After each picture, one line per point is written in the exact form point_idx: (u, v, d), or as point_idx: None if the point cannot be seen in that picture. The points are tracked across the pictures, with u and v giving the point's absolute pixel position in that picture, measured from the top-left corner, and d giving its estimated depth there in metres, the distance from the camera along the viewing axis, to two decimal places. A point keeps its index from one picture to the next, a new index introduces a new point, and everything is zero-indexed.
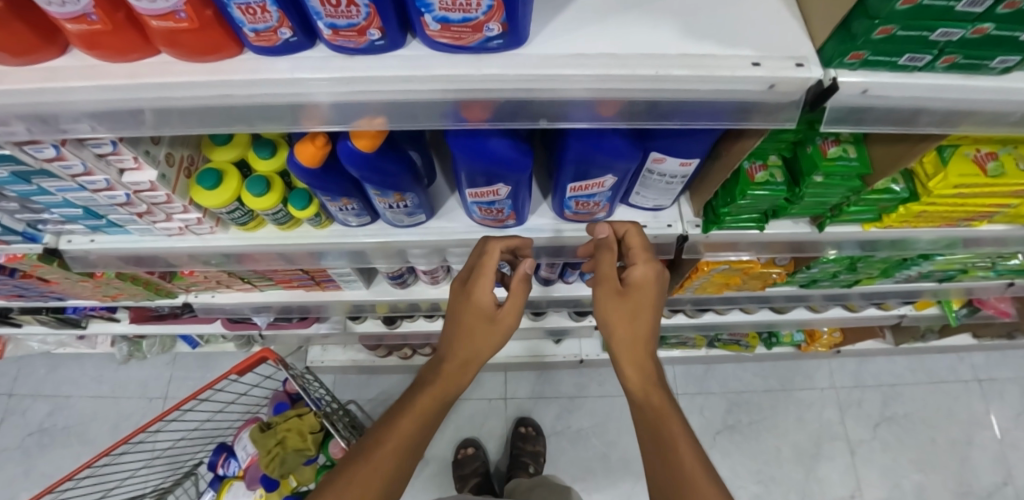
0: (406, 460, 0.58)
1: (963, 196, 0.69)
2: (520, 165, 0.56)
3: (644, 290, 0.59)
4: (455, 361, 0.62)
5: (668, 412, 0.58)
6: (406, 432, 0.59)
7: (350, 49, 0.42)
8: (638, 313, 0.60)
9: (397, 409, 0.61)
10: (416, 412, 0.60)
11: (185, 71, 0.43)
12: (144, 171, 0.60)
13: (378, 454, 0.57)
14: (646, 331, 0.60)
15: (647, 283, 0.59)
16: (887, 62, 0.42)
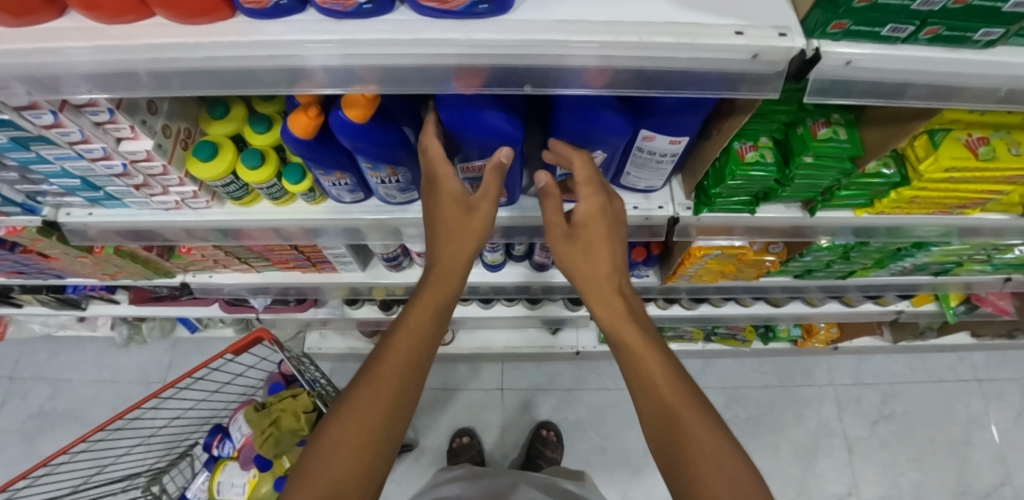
0: (398, 410, 0.53)
1: (954, 181, 0.69)
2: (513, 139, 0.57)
3: (595, 223, 0.59)
4: (436, 290, 0.59)
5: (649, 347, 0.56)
6: (390, 378, 0.53)
7: (338, 12, 0.42)
8: (596, 251, 0.60)
9: (377, 353, 0.56)
10: (404, 356, 0.55)
11: (180, 33, 0.44)
12: (140, 141, 0.61)
13: (363, 405, 0.51)
14: (606, 267, 0.60)
15: (595, 218, 0.59)
16: (870, 32, 0.43)
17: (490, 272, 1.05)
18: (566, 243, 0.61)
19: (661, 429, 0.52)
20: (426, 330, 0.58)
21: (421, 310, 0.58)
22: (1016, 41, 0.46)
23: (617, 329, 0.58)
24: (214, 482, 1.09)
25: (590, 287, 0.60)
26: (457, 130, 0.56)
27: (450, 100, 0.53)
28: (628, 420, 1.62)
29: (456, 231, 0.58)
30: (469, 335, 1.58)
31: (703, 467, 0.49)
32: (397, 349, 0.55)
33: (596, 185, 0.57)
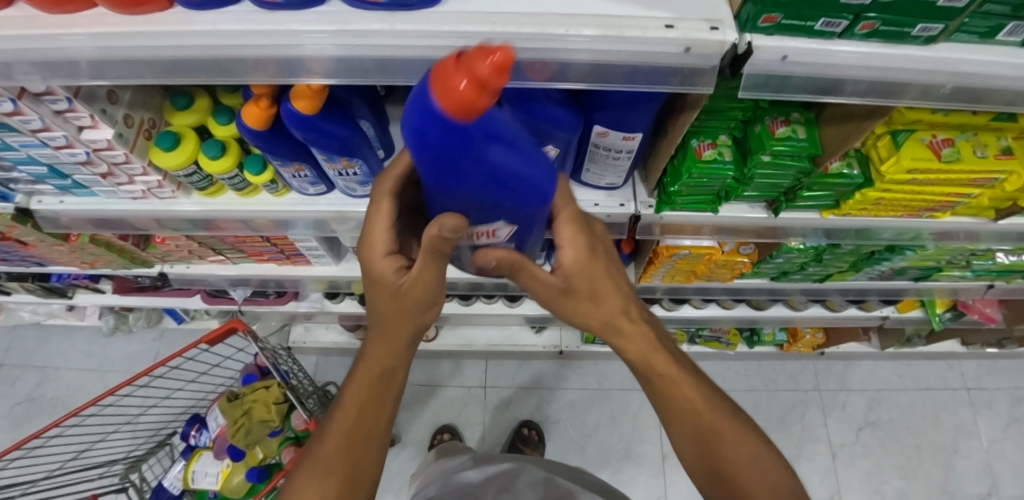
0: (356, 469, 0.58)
1: (919, 183, 0.68)
2: (529, 183, 0.42)
3: (577, 275, 0.53)
4: (378, 367, 0.58)
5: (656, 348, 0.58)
6: (333, 469, 0.57)
7: (269, 4, 0.43)
8: (573, 302, 0.56)
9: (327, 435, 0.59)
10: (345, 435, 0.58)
11: (119, 22, 0.44)
12: (101, 130, 0.62)
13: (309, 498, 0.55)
14: (613, 297, 0.55)
15: (580, 270, 0.53)
16: (802, 27, 0.42)
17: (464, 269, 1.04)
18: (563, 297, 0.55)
19: (676, 415, 0.59)
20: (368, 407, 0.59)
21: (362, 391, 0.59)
22: (959, 38, 0.46)
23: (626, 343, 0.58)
24: (189, 471, 1.11)
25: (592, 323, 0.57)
26: (452, 162, 0.37)
27: (433, 103, 0.32)
28: (611, 420, 1.62)
29: (397, 320, 0.55)
30: (452, 332, 1.58)
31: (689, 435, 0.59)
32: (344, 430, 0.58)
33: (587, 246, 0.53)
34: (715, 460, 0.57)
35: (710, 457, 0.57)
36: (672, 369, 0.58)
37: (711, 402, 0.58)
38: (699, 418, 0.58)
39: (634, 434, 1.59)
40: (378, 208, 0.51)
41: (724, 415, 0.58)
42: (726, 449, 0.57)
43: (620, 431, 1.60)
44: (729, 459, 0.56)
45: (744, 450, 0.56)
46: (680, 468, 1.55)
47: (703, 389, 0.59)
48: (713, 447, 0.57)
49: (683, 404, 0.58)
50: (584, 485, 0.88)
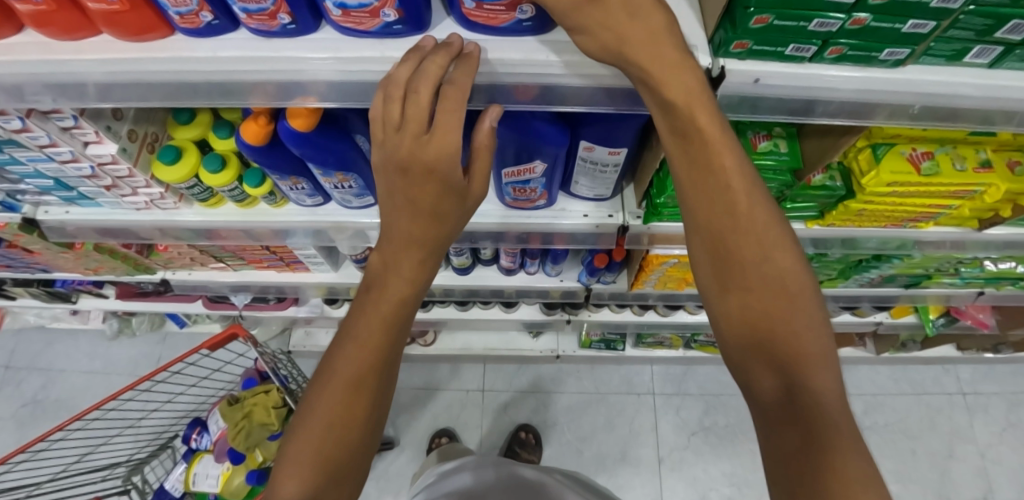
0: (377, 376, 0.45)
1: (899, 195, 0.70)
2: None
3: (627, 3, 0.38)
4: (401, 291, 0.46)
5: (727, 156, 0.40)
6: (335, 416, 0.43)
7: (266, 32, 0.45)
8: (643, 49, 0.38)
9: (329, 369, 0.45)
10: (355, 368, 0.44)
11: (124, 49, 0.46)
12: (106, 145, 0.65)
13: (305, 453, 0.42)
14: (673, 71, 0.39)
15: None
16: (772, 51, 0.45)
17: (460, 275, 1.06)
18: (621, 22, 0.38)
19: (736, 265, 0.40)
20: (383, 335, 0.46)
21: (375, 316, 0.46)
22: (927, 60, 0.48)
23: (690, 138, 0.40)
24: (190, 473, 1.14)
25: (654, 80, 0.39)
26: None
27: None
28: (608, 424, 1.63)
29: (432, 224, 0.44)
30: (450, 336, 1.60)
31: (755, 301, 0.40)
32: (353, 362, 0.45)
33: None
34: (766, 339, 0.39)
35: (761, 329, 0.39)
36: (735, 199, 0.40)
37: (776, 241, 0.40)
38: (760, 280, 0.39)
39: (630, 438, 1.61)
40: (393, 97, 0.40)
41: (792, 274, 0.40)
42: (785, 318, 0.38)
43: (616, 434, 1.62)
44: (788, 336, 0.38)
45: (811, 329, 0.38)
46: (675, 471, 1.57)
47: (783, 238, 0.40)
48: (794, 332, 0.38)
49: (751, 249, 0.40)
50: (579, 488, 0.89)
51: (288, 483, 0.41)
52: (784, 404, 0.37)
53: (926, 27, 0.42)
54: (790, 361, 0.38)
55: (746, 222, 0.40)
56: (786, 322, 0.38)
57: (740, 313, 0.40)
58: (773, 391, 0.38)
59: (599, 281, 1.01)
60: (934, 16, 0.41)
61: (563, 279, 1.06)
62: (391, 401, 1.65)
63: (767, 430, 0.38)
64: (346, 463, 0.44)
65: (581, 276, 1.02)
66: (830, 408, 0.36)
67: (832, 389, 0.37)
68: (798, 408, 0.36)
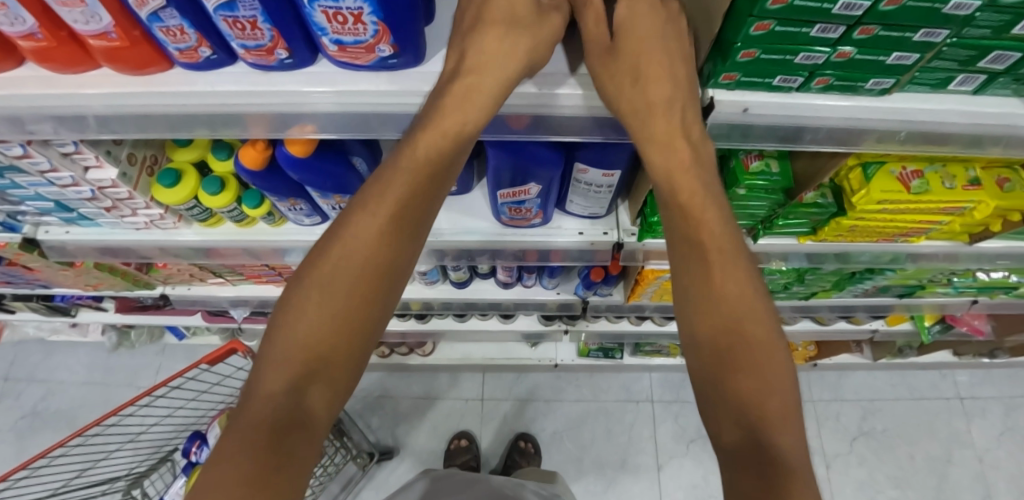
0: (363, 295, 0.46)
1: (890, 212, 0.71)
2: None
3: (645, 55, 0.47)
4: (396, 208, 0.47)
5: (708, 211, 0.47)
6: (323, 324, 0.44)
7: (264, 66, 0.46)
8: (653, 100, 0.47)
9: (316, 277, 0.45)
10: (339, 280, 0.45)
11: (126, 83, 0.47)
12: (106, 169, 0.65)
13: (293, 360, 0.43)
14: (659, 123, 0.47)
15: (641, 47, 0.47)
16: (761, 82, 0.45)
17: (458, 289, 1.07)
18: (634, 90, 0.46)
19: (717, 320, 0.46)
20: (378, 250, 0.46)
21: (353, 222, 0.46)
22: (912, 88, 0.50)
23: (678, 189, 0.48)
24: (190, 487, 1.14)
25: (646, 132, 0.47)
26: None
27: None
28: (607, 432, 1.64)
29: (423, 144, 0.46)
30: (449, 346, 1.61)
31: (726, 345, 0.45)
32: (340, 276, 0.45)
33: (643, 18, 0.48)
34: (733, 390, 0.44)
35: (733, 379, 0.44)
36: (714, 248, 0.46)
37: (757, 305, 0.45)
38: (728, 328, 0.45)
39: (629, 445, 1.61)
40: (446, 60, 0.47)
41: (767, 331, 0.44)
42: (756, 372, 0.43)
43: (615, 442, 1.62)
44: (755, 389, 0.43)
45: (777, 382, 0.43)
46: (675, 479, 1.57)
47: (764, 303, 0.46)
48: (758, 380, 0.43)
49: (733, 308, 0.45)
50: None
51: (273, 379, 0.43)
52: (748, 449, 0.42)
53: (910, 59, 0.43)
54: (756, 414, 0.42)
55: (722, 272, 0.46)
56: (751, 367, 0.43)
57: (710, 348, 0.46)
58: (736, 441, 0.43)
59: (595, 294, 1.01)
60: (917, 48, 0.42)
61: (559, 291, 1.07)
62: (390, 411, 1.66)
63: (731, 476, 0.42)
64: (331, 369, 0.44)
65: (577, 288, 1.03)
66: (790, 459, 0.40)
67: (793, 444, 0.41)
68: (762, 459, 0.40)
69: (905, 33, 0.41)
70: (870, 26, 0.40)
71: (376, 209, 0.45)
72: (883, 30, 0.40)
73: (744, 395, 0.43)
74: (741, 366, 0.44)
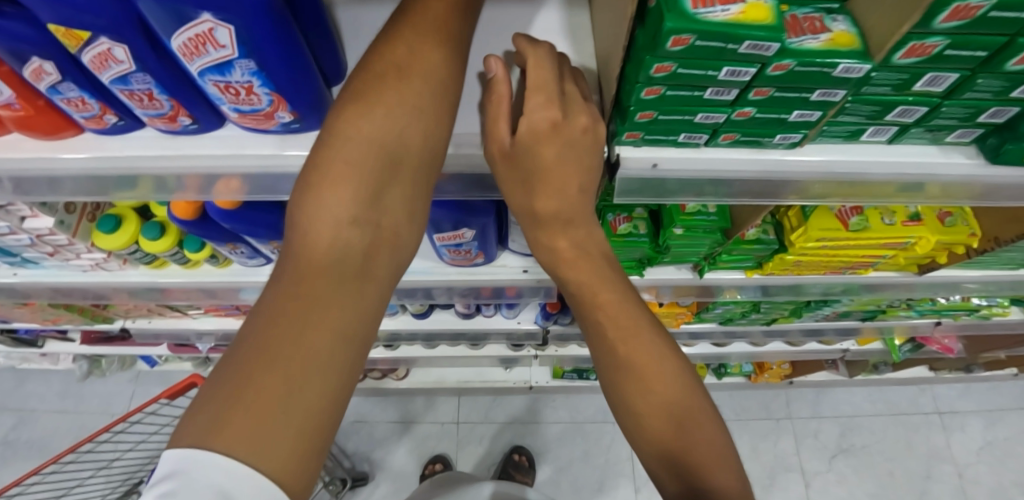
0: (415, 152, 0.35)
1: (831, 248, 0.71)
2: None
3: (550, 150, 0.40)
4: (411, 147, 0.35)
5: (604, 294, 0.49)
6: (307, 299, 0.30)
7: (172, 131, 0.47)
8: (552, 199, 0.44)
9: (295, 238, 0.33)
10: (337, 237, 0.32)
11: (36, 147, 0.47)
12: (42, 219, 0.65)
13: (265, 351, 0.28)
14: (560, 199, 0.44)
15: (544, 139, 0.40)
16: (666, 139, 0.45)
17: (419, 319, 1.07)
18: (524, 195, 0.44)
19: (639, 387, 0.48)
20: (412, 140, 0.35)
21: (343, 161, 0.33)
22: (826, 139, 0.49)
23: (571, 280, 0.49)
24: None
25: (539, 220, 0.46)
26: None
27: None
28: (584, 453, 1.63)
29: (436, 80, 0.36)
30: (424, 370, 1.60)
31: (649, 409, 0.47)
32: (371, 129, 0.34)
33: (549, 94, 0.39)
34: (669, 454, 0.46)
35: (669, 441, 0.46)
36: (614, 327, 0.49)
37: (670, 365, 0.48)
38: (648, 393, 0.47)
39: (607, 467, 1.60)
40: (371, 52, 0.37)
41: (687, 390, 0.48)
42: (687, 429, 0.46)
43: (593, 464, 1.61)
44: (688, 447, 0.45)
45: (706, 439, 0.45)
46: None
47: (676, 360, 0.49)
48: (683, 436, 0.46)
49: (650, 374, 0.48)
50: None
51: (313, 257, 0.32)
52: None
53: (813, 116, 0.43)
54: (693, 473, 0.44)
55: (628, 347, 0.48)
56: (684, 425, 0.46)
57: (633, 418, 0.48)
58: None
59: (555, 324, 1.01)
60: (818, 107, 0.42)
61: (521, 321, 1.07)
62: (366, 435, 1.65)
63: None
64: (378, 241, 0.34)
65: (537, 318, 1.03)
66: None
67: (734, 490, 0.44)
68: None
69: (802, 94, 0.40)
70: (763, 87, 0.39)
71: (402, 61, 0.35)
72: (778, 91, 0.40)
73: (682, 455, 0.45)
74: (673, 427, 0.46)
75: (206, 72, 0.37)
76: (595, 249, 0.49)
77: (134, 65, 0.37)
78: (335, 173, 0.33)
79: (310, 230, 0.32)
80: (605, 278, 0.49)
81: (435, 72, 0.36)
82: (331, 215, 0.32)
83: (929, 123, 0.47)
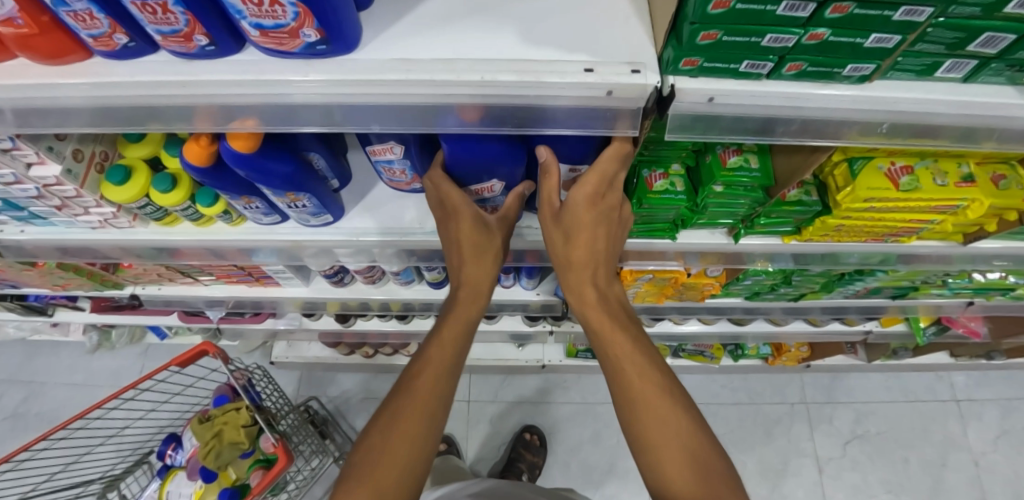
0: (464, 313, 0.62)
1: (877, 211, 0.67)
2: None
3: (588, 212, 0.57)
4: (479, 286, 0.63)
5: (620, 337, 0.58)
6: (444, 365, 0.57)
7: (185, 54, 0.43)
8: (580, 255, 0.60)
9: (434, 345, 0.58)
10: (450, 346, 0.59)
11: (42, 73, 0.44)
12: (49, 166, 0.62)
13: (421, 409, 0.52)
14: None
15: (585, 213, 0.57)
16: (725, 68, 0.41)
17: (434, 290, 1.04)
18: None
19: (649, 412, 0.53)
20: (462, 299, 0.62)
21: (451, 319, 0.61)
22: (896, 75, 0.45)
23: (590, 319, 0.61)
24: (162, 491, 1.12)
25: None
26: None
27: None
28: (595, 434, 1.61)
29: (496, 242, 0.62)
30: None
31: (668, 438, 0.51)
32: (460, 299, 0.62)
33: (602, 177, 0.55)
34: (687, 468, 0.49)
35: (686, 457, 0.50)
36: (631, 365, 0.56)
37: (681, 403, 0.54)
38: (668, 433, 0.51)
39: (618, 448, 1.58)
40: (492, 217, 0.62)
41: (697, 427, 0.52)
42: (699, 451, 0.50)
43: (604, 446, 1.59)
44: (701, 466, 0.49)
45: (717, 466, 0.50)
46: None
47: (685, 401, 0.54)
48: (708, 476, 0.48)
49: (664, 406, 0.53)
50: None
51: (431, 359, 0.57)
52: None
53: (891, 42, 0.39)
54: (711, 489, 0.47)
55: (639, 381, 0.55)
56: (697, 454, 0.50)
57: (653, 454, 0.51)
58: None
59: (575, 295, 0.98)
60: (899, 29, 0.38)
61: (539, 293, 1.04)
62: None
63: None
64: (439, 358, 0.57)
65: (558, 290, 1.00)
66: None
67: None
68: None
69: (885, 12, 0.36)
70: (843, 3, 0.35)
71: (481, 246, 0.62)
72: (858, 8, 0.36)
73: (697, 470, 0.49)
74: (686, 445, 0.51)
75: None
76: (612, 301, 0.62)
77: None
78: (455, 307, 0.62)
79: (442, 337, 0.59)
80: (614, 317, 0.60)
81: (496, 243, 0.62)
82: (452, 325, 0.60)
83: (1013, 57, 0.43)
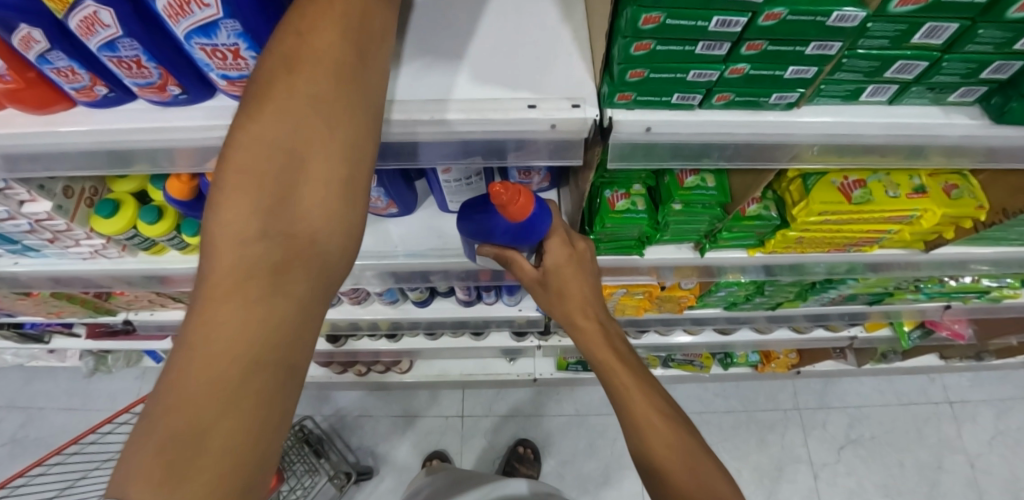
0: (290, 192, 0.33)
1: (833, 223, 0.69)
2: None
3: (566, 262, 0.65)
4: (325, 154, 0.34)
5: (623, 372, 0.65)
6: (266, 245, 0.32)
7: (161, 103, 0.47)
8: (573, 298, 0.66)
9: (205, 253, 0.32)
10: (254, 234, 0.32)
11: (28, 122, 0.47)
12: (40, 203, 0.65)
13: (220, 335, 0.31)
14: None
15: (563, 260, 0.65)
16: (659, 101, 0.44)
17: (420, 308, 1.07)
18: None
19: (651, 435, 0.60)
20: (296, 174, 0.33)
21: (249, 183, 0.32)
22: (824, 100, 0.48)
23: (596, 357, 0.66)
24: None
25: None
26: None
27: None
28: (589, 445, 1.62)
29: (334, 76, 0.34)
30: (427, 363, 1.60)
31: (670, 455, 0.59)
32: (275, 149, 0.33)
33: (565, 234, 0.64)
34: (689, 481, 0.57)
35: (688, 471, 0.58)
36: (637, 398, 0.63)
37: (675, 422, 0.62)
38: (671, 455, 0.59)
39: (612, 459, 1.59)
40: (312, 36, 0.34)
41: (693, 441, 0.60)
42: (699, 463, 0.58)
43: (597, 457, 1.60)
44: (698, 475, 0.58)
45: (713, 473, 0.58)
46: None
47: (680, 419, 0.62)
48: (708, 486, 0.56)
49: (663, 429, 0.61)
50: None
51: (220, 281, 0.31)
52: None
53: (809, 73, 0.42)
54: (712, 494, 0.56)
55: (642, 410, 0.62)
56: (696, 466, 0.58)
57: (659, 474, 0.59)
58: None
59: None
60: (814, 62, 0.41)
61: (522, 308, 1.06)
62: (370, 429, 1.64)
63: None
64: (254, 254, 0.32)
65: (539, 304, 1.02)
66: None
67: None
68: None
69: (797, 47, 0.39)
70: (756, 41, 0.38)
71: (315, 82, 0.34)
72: (771, 45, 0.39)
73: (697, 479, 0.57)
74: (685, 458, 0.59)
75: (192, 34, 0.37)
76: (611, 336, 0.67)
77: (120, 30, 0.37)
78: (226, 189, 0.32)
79: (216, 248, 0.32)
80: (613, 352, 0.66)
81: (329, 48, 0.34)
82: (236, 228, 0.32)
83: (929, 81, 0.46)
